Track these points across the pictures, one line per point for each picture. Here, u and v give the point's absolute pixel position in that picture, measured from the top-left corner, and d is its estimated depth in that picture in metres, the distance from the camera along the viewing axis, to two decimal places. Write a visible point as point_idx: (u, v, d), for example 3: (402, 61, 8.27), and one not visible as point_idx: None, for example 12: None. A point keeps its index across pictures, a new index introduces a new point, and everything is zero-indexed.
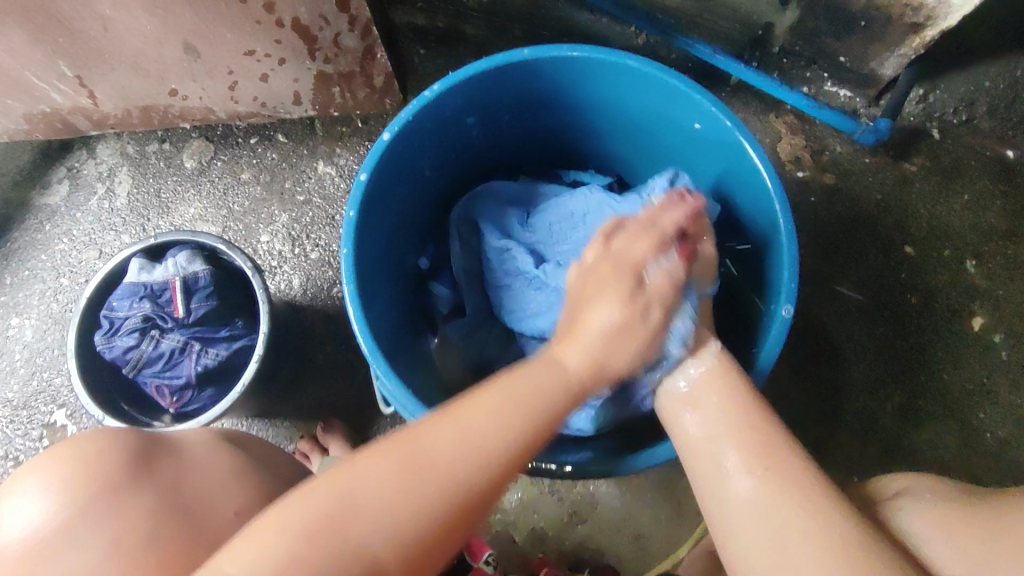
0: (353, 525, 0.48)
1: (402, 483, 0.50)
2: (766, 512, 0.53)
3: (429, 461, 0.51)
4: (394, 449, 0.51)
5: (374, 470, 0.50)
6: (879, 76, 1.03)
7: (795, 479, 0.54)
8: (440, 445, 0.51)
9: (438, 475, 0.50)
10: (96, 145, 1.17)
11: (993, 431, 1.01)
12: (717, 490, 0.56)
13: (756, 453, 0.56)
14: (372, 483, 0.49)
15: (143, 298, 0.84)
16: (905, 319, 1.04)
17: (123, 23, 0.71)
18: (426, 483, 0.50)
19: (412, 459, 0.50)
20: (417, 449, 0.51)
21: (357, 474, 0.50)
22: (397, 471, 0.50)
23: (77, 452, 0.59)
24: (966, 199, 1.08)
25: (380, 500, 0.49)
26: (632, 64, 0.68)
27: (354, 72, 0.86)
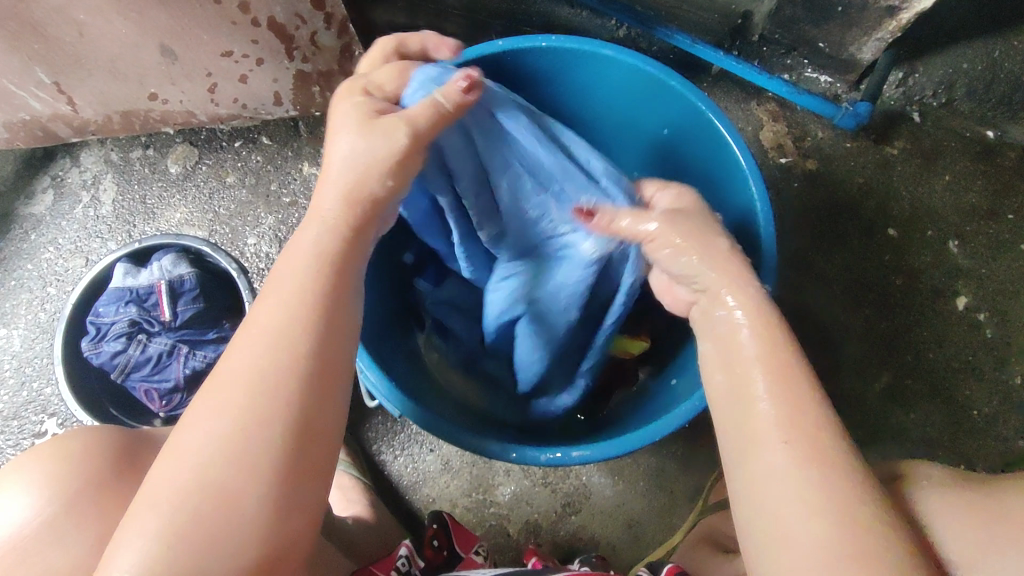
0: (218, 466, 0.45)
1: (228, 393, 0.47)
2: (786, 482, 0.48)
3: (244, 360, 0.48)
4: (232, 385, 0.48)
5: (217, 393, 0.48)
6: (858, 61, 1.04)
7: (825, 450, 0.48)
8: (242, 347, 0.49)
9: (272, 423, 0.47)
10: (79, 153, 1.16)
11: (980, 409, 1.01)
12: (747, 450, 0.51)
13: (786, 418, 0.50)
14: (223, 435, 0.46)
15: (129, 303, 0.84)
16: (890, 301, 1.05)
17: (98, 27, 0.71)
18: (269, 409, 0.47)
19: (230, 406, 0.47)
20: (227, 363, 0.49)
21: (195, 426, 0.47)
22: (241, 433, 0.46)
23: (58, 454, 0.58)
24: (948, 179, 1.08)
25: (223, 417, 0.47)
26: (607, 53, 0.69)
27: (333, 71, 0.85)
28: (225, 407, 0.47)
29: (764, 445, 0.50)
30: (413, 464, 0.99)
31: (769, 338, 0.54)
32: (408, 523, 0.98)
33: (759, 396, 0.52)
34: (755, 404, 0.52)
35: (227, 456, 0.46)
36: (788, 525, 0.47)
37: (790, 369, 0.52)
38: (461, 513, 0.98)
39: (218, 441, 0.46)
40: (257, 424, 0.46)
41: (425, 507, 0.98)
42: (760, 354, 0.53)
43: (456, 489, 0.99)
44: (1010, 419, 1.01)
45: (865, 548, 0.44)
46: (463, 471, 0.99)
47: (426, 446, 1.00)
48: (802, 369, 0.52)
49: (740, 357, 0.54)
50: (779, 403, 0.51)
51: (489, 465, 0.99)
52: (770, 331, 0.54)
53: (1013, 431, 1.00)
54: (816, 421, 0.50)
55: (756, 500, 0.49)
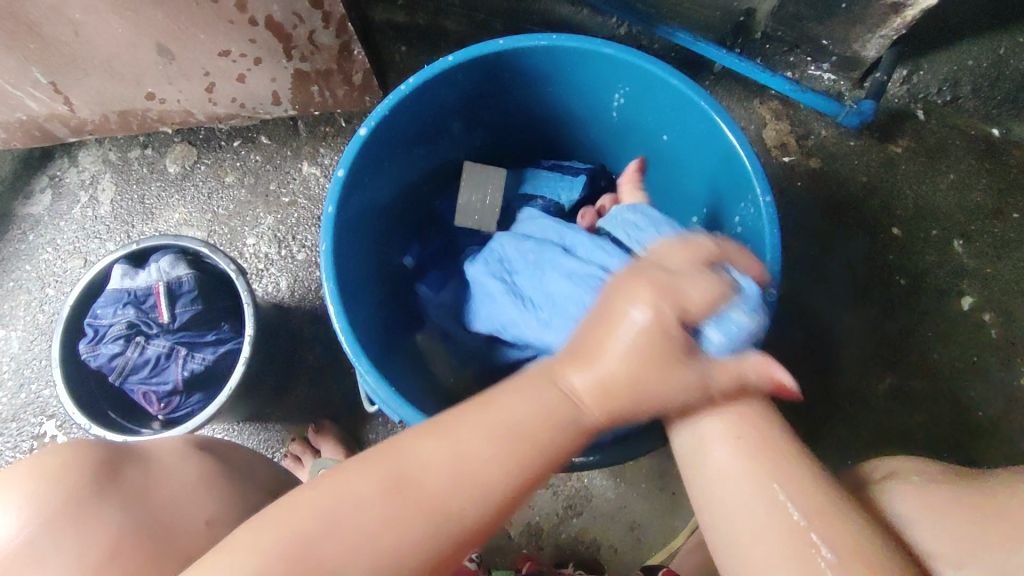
0: (363, 554, 0.47)
1: (473, 449, 0.51)
2: (738, 471, 0.55)
3: (488, 440, 0.52)
4: (373, 472, 0.51)
5: (350, 488, 0.50)
6: (862, 58, 1.03)
7: (764, 444, 0.56)
8: (511, 410, 0.53)
9: (467, 471, 0.51)
10: (77, 152, 1.16)
11: (985, 410, 1.01)
12: (697, 455, 0.57)
13: (723, 417, 0.57)
14: (353, 500, 0.49)
15: (127, 305, 0.83)
16: (895, 301, 1.04)
17: (94, 27, 0.71)
18: (458, 466, 0.51)
19: (504, 425, 0.53)
20: (422, 451, 0.52)
21: (287, 519, 0.48)
22: (464, 476, 0.51)
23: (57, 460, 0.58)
24: (952, 178, 1.07)
25: (456, 476, 0.51)
26: (609, 52, 0.68)
27: (332, 70, 0.84)
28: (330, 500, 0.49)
29: (711, 449, 0.57)
30: None
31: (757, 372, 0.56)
32: None
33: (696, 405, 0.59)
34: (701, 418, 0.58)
35: (374, 523, 0.48)
36: (748, 517, 0.53)
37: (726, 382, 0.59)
38: None
39: (341, 525, 0.48)
40: (487, 491, 0.50)
41: None
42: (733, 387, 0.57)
43: None
44: (1014, 420, 1.00)
45: (826, 520, 0.51)
46: None
47: None
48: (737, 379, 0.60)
49: None
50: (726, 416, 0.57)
51: None
52: None
53: (1018, 432, 1.00)
54: (751, 417, 0.57)
55: (715, 496, 0.56)
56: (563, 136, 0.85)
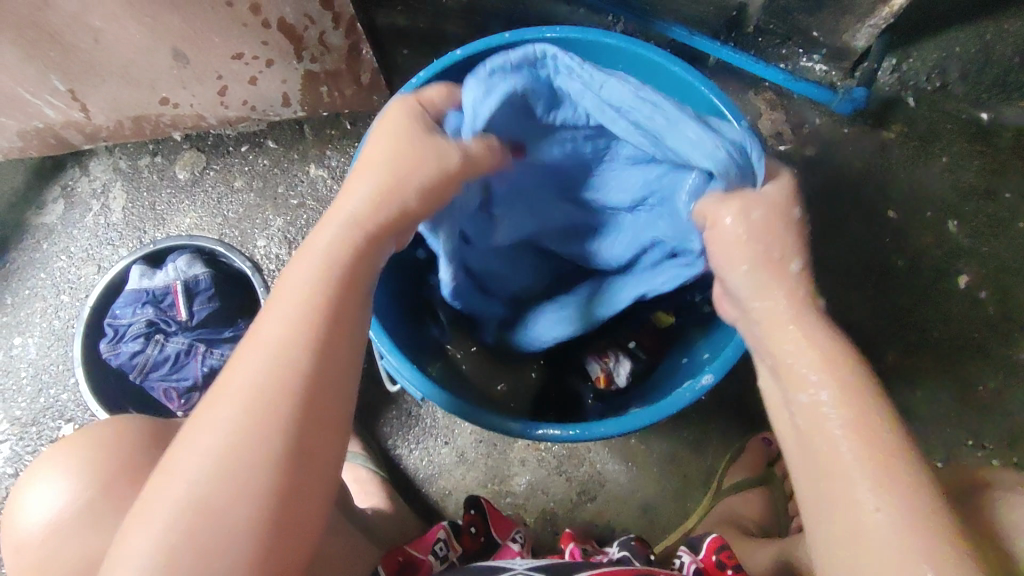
0: (242, 478, 0.47)
1: (249, 378, 0.49)
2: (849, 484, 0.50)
3: (240, 383, 0.49)
4: (215, 404, 0.49)
5: (191, 451, 0.48)
6: (853, 49, 1.06)
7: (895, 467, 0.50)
8: (260, 339, 0.50)
9: (295, 368, 0.50)
10: (88, 162, 1.18)
11: (986, 384, 1.03)
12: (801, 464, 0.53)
13: (858, 428, 0.51)
14: (207, 443, 0.48)
15: (146, 304, 0.85)
16: (894, 281, 1.06)
17: (113, 33, 0.73)
18: (286, 357, 0.50)
19: (283, 315, 0.51)
20: (224, 383, 0.50)
21: (167, 478, 0.48)
22: (272, 364, 0.50)
23: (91, 445, 0.60)
24: (945, 161, 1.10)
25: (240, 416, 0.48)
26: (611, 41, 0.70)
27: (340, 71, 0.87)
28: (171, 475, 0.48)
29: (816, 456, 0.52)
30: (428, 457, 1.00)
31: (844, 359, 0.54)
32: (425, 515, 0.99)
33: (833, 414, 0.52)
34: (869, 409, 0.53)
35: (230, 452, 0.47)
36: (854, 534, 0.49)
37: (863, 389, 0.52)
38: None
39: (204, 466, 0.47)
40: (273, 385, 0.49)
41: (442, 499, 0.99)
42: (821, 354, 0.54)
43: (471, 480, 1.00)
44: (1015, 395, 1.02)
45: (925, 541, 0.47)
46: (478, 463, 1.00)
47: (440, 439, 1.01)
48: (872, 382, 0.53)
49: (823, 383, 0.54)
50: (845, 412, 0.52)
51: (504, 456, 1.00)
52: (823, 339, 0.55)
53: (1019, 405, 1.02)
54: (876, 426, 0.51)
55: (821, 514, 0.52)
56: None
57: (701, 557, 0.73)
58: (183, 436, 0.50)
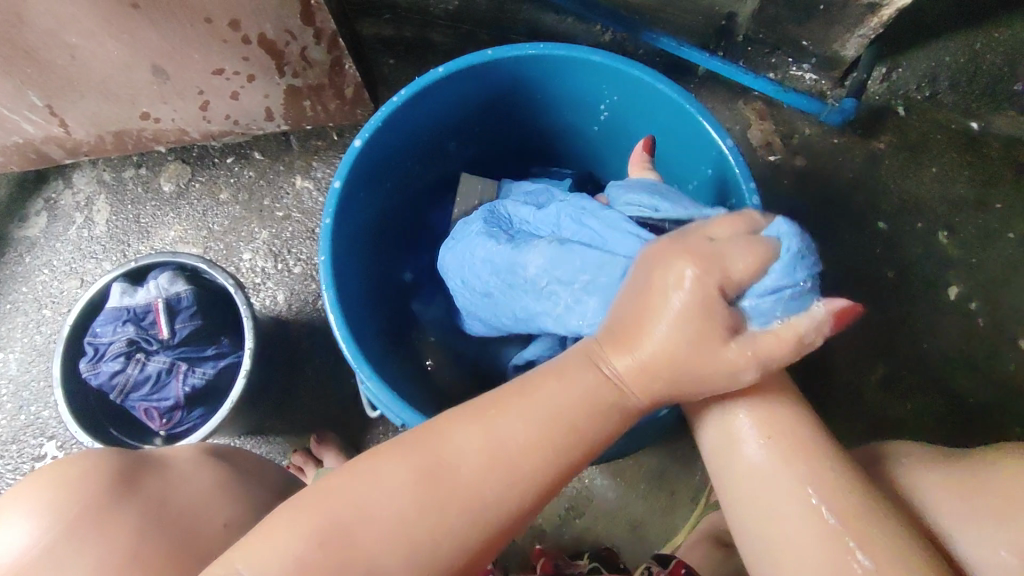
0: (462, 515, 0.49)
1: (516, 413, 0.51)
2: (766, 473, 0.52)
3: (527, 420, 0.50)
4: (349, 485, 0.50)
5: (374, 476, 0.50)
6: (842, 59, 1.06)
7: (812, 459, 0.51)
8: (553, 392, 0.51)
9: (442, 496, 0.49)
10: (72, 174, 1.16)
11: (975, 396, 1.02)
12: (725, 453, 0.54)
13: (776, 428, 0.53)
14: (319, 523, 0.48)
15: (126, 323, 0.83)
16: (883, 293, 1.06)
17: (90, 50, 0.72)
18: (449, 490, 0.49)
19: (512, 427, 0.50)
20: (454, 433, 0.51)
21: (265, 546, 0.48)
22: (419, 488, 0.49)
23: (48, 487, 0.59)
24: (934, 171, 1.10)
25: (494, 454, 0.50)
26: (595, 59, 0.69)
27: (323, 85, 0.86)
28: (364, 500, 0.49)
29: (742, 446, 0.53)
30: None
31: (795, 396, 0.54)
32: None
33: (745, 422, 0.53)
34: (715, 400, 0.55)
35: (332, 550, 0.47)
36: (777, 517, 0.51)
37: (769, 382, 0.55)
38: None
39: (304, 553, 0.47)
40: (553, 426, 0.50)
41: None
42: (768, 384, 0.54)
43: None
44: (1005, 407, 1.02)
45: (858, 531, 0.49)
46: None
47: None
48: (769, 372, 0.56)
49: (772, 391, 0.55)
50: (758, 403, 0.54)
51: None
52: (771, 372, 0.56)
53: (1009, 418, 1.02)
54: (790, 414, 0.53)
55: (736, 504, 0.53)
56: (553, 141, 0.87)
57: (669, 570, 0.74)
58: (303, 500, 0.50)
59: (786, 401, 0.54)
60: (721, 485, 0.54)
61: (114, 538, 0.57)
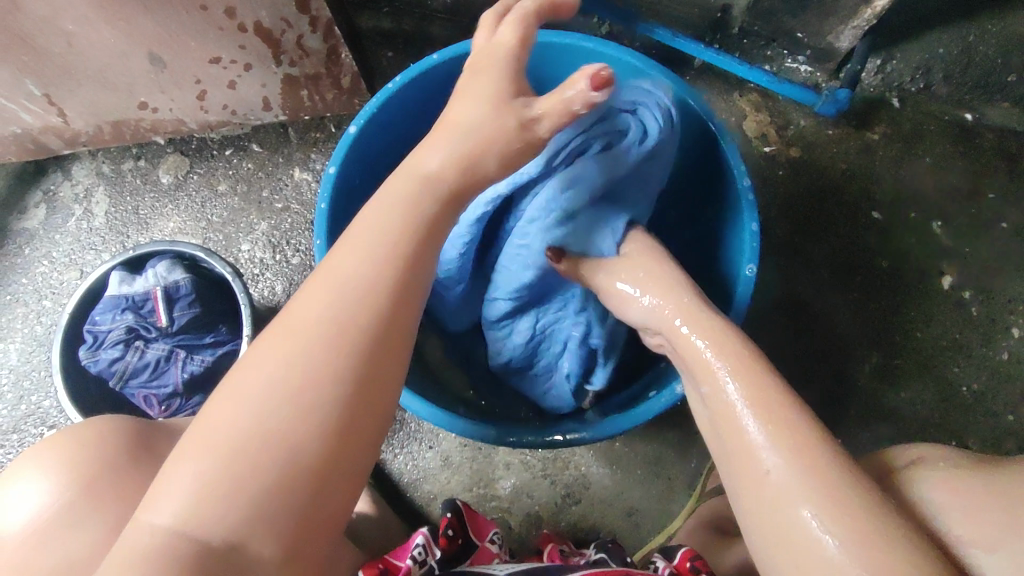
0: (289, 451, 0.43)
1: (291, 351, 0.46)
2: (785, 485, 0.48)
3: (300, 352, 0.46)
4: (273, 339, 0.47)
5: (222, 408, 0.45)
6: (836, 49, 1.07)
7: (812, 453, 0.49)
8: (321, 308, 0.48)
9: (349, 321, 0.47)
10: (71, 166, 1.17)
11: (969, 385, 1.03)
12: (741, 465, 0.52)
13: (766, 415, 0.51)
14: (256, 387, 0.45)
15: (125, 310, 0.84)
16: (878, 282, 1.06)
17: (86, 37, 0.72)
18: (356, 268, 0.50)
19: (370, 243, 0.51)
20: (246, 369, 0.46)
21: (208, 423, 0.44)
22: (338, 304, 0.48)
23: (63, 450, 0.59)
24: (929, 162, 1.11)
25: (284, 391, 0.44)
26: (587, 45, 0.71)
27: (320, 74, 0.87)
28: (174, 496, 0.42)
29: (756, 462, 0.50)
30: (413, 461, 1.00)
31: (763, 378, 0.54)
32: (410, 519, 0.98)
33: (746, 415, 0.52)
34: (723, 401, 0.54)
35: (283, 394, 0.44)
36: (792, 524, 0.47)
37: (770, 394, 0.52)
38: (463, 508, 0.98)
39: (245, 426, 0.43)
40: (335, 343, 0.46)
41: (427, 504, 0.99)
42: (738, 365, 0.55)
43: (457, 485, 1.00)
44: (998, 395, 1.03)
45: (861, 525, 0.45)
46: (463, 467, 1.00)
47: (425, 444, 1.01)
48: (770, 383, 0.54)
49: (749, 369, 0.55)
50: (742, 385, 0.54)
51: (489, 460, 1.00)
52: (730, 352, 0.56)
53: (1002, 405, 1.02)
54: (799, 430, 0.50)
55: (761, 520, 0.49)
56: None
57: (674, 563, 0.72)
58: (233, 374, 0.46)
59: (791, 407, 0.52)
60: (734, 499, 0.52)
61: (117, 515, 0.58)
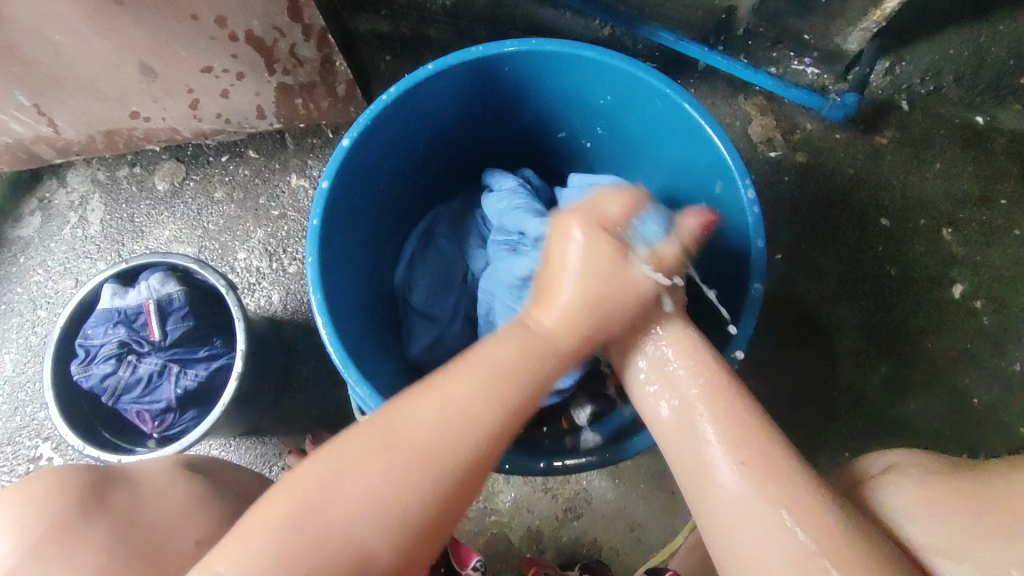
0: (387, 515, 0.49)
1: (391, 460, 0.51)
2: (747, 506, 0.52)
3: (413, 452, 0.51)
4: (376, 432, 0.52)
5: (329, 481, 0.50)
6: (844, 52, 1.04)
7: (782, 479, 0.52)
8: (459, 398, 0.54)
9: (471, 429, 0.53)
10: (66, 173, 1.16)
11: (980, 397, 1.01)
12: (701, 486, 0.55)
13: (733, 445, 0.54)
14: (357, 474, 0.50)
15: (118, 324, 0.83)
16: (886, 291, 1.04)
17: (75, 47, 0.71)
18: (483, 397, 0.54)
19: (494, 358, 0.57)
20: (352, 458, 0.51)
21: (317, 479, 0.50)
22: (466, 403, 0.54)
23: (17, 507, 0.58)
24: (938, 167, 1.08)
25: (389, 487, 0.50)
26: (587, 54, 0.68)
27: (315, 82, 0.85)
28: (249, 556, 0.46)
29: (714, 480, 0.54)
30: None
31: (738, 411, 0.56)
32: None
33: (709, 432, 0.56)
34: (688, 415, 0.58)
35: (377, 498, 0.49)
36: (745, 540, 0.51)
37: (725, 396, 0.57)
38: (463, 522, 0.97)
39: (328, 513, 0.48)
40: (441, 454, 0.51)
41: None
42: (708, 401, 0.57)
43: None
44: (1010, 407, 1.00)
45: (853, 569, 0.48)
46: None
47: None
48: (756, 415, 0.56)
49: (695, 402, 0.58)
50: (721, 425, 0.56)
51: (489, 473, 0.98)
52: (725, 388, 0.58)
53: (1014, 418, 1.00)
54: (771, 453, 0.54)
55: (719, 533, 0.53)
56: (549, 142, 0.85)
57: None
58: (348, 442, 0.52)
59: (758, 433, 0.55)
60: (702, 521, 0.55)
61: (91, 553, 0.57)
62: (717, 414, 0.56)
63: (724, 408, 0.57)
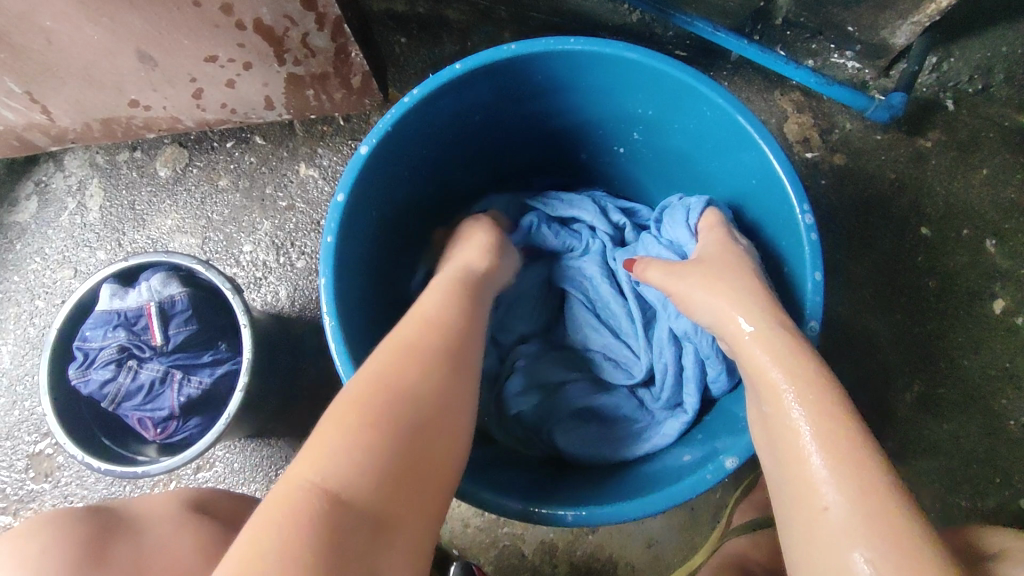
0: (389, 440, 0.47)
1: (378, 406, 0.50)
2: (846, 537, 0.45)
3: (392, 394, 0.51)
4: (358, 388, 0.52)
5: (330, 433, 0.47)
6: (890, 46, 0.97)
7: (890, 513, 0.44)
8: (417, 351, 0.55)
9: (425, 351, 0.55)
10: (63, 156, 1.10)
11: (1018, 419, 0.96)
12: (803, 514, 0.48)
13: (840, 472, 0.47)
14: (356, 421, 0.48)
15: (117, 327, 0.79)
16: (923, 305, 0.99)
17: (68, 34, 0.66)
18: (435, 343, 0.56)
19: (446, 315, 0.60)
20: (347, 417, 0.49)
21: (323, 441, 0.47)
22: (422, 350, 0.55)
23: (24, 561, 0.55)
24: (985, 174, 1.02)
25: (389, 432, 0.48)
26: (631, 57, 0.61)
27: (327, 73, 0.79)
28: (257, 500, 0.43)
29: (815, 503, 0.47)
30: None
31: (834, 421, 0.49)
32: None
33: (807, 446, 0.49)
34: (782, 419, 0.51)
35: (374, 428, 0.47)
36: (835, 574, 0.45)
37: (820, 397, 0.50)
38: (475, 534, 0.94)
39: (338, 464, 0.45)
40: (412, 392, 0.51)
41: (437, 527, 0.94)
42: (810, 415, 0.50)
43: (468, 509, 0.95)
44: None
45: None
46: None
47: None
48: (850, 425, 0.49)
49: (784, 418, 0.51)
50: (821, 441, 0.48)
51: None
52: (811, 394, 0.51)
53: None
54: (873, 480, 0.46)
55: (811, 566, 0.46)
56: (579, 144, 0.79)
57: None
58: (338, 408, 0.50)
59: (856, 451, 0.47)
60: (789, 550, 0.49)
61: None
62: (820, 429, 0.49)
63: (827, 420, 0.49)
